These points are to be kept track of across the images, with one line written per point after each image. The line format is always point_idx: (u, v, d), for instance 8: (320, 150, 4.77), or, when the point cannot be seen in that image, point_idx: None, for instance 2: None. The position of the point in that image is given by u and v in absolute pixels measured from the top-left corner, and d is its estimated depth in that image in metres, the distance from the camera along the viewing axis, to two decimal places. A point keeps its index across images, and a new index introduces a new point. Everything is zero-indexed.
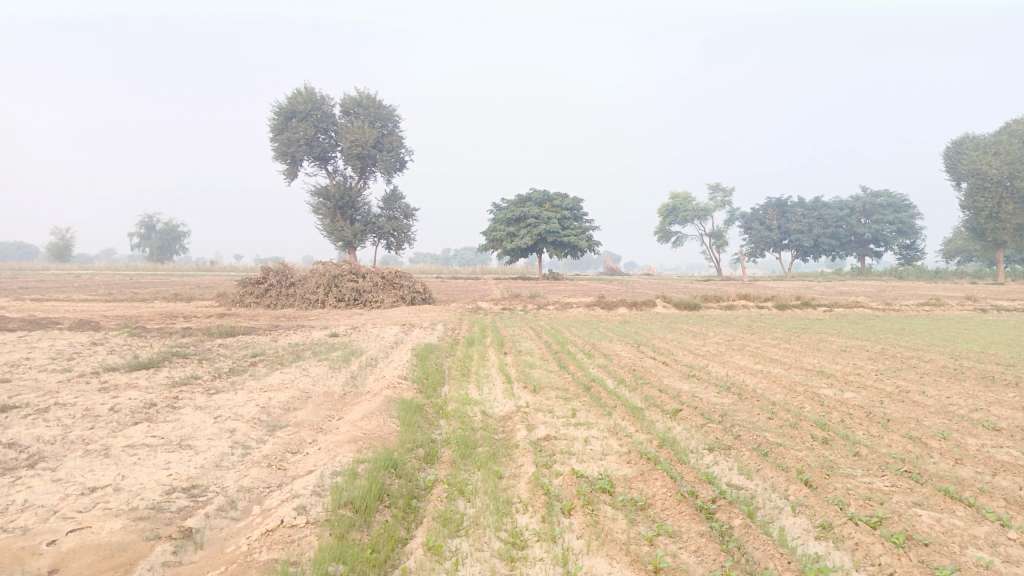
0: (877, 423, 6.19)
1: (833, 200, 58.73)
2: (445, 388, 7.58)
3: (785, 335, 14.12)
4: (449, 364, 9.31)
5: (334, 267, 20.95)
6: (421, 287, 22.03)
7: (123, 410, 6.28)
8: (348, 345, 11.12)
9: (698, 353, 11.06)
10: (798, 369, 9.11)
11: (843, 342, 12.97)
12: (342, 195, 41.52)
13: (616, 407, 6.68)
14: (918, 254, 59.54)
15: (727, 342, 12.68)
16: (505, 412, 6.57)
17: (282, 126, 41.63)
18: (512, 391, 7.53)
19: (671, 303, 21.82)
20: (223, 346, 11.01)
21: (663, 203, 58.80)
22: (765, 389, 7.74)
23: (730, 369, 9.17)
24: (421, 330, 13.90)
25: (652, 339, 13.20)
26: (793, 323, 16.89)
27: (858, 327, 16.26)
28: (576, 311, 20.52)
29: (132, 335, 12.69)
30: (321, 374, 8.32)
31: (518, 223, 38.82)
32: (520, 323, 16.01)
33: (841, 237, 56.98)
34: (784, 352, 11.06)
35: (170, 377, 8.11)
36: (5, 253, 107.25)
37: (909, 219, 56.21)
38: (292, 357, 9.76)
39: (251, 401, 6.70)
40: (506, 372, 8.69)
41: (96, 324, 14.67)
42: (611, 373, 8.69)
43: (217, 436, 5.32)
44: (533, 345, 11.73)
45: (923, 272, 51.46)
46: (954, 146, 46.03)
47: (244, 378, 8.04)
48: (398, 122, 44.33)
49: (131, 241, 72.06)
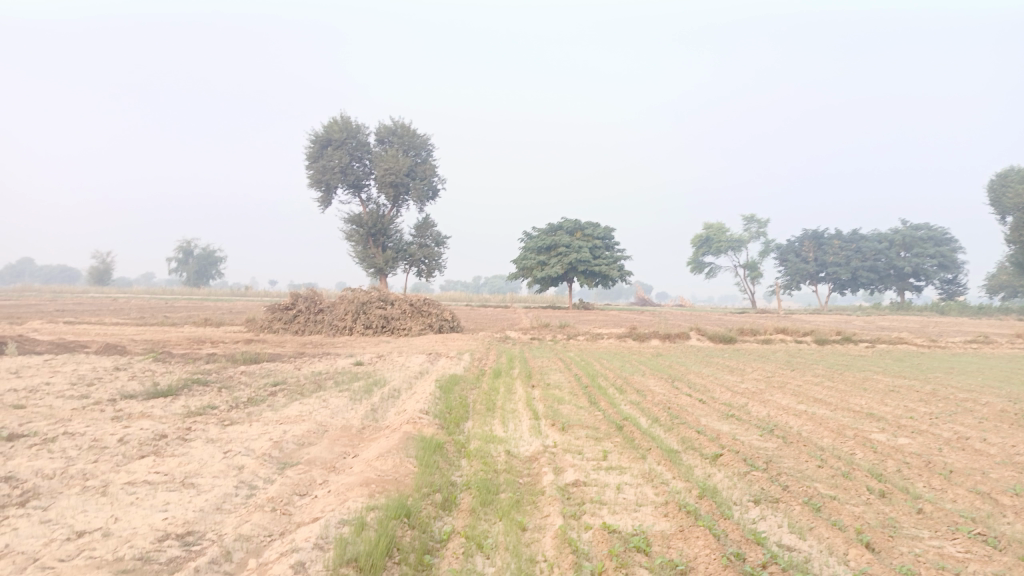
0: (939, 474, 5.65)
1: (871, 232, 57.55)
2: (468, 424, 7.20)
3: (826, 372, 13.48)
4: (474, 398, 8.94)
5: (363, 294, 20.79)
6: (449, 315, 21.72)
7: (131, 441, 6.01)
8: (371, 375, 10.82)
9: (736, 389, 10.54)
10: (845, 411, 8.53)
11: (889, 381, 12.30)
12: (374, 222, 41.69)
13: (650, 450, 6.23)
14: (960, 289, 57.92)
15: (766, 379, 12.11)
16: (532, 452, 6.17)
17: (317, 154, 42.12)
18: (539, 428, 7.12)
19: (705, 335, 21.21)
20: (245, 374, 10.78)
21: (696, 233, 58.05)
22: (811, 432, 7.22)
23: (771, 409, 8.65)
24: (447, 360, 13.55)
25: (686, 373, 12.68)
26: (834, 360, 16.19)
27: (903, 365, 15.55)
28: (607, 342, 20.05)
29: (156, 360, 12.56)
30: (341, 406, 7.99)
31: (549, 251, 38.50)
32: (549, 354, 15.62)
33: (879, 270, 55.63)
34: (827, 391, 10.48)
35: (186, 406, 7.85)
36: (48, 276, 110.01)
37: (950, 253, 54.96)
38: (313, 387, 9.47)
39: (265, 434, 6.38)
40: (534, 408, 8.27)
41: (123, 348, 14.62)
42: (644, 411, 8.22)
43: (224, 473, 4.99)
44: (562, 378, 11.29)
45: (966, 308, 49.94)
46: (998, 179, 44.84)
47: (261, 409, 7.75)
48: (432, 151, 44.55)
49: (169, 266, 73.32)
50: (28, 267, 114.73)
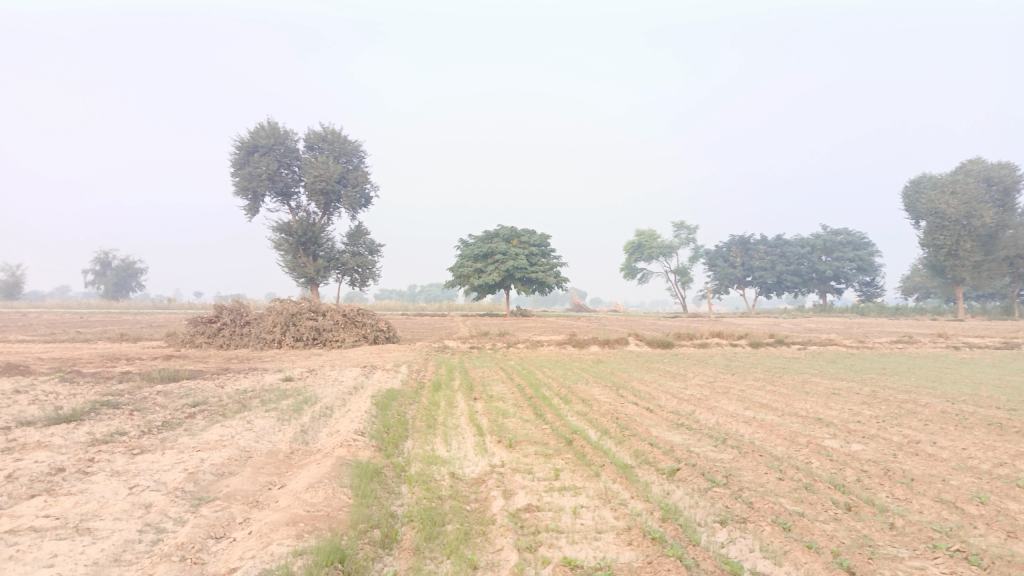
0: (901, 483, 5.46)
1: (794, 237, 59.33)
2: (407, 444, 6.68)
3: (766, 376, 13.45)
4: (413, 414, 8.41)
5: (293, 305, 19.88)
6: (384, 325, 20.99)
7: (21, 477, 5.27)
8: (302, 392, 10.14)
9: (682, 396, 10.30)
10: (794, 417, 8.38)
11: (829, 384, 12.31)
12: (304, 230, 40.45)
13: (604, 466, 5.86)
14: (878, 290, 60.30)
15: (709, 384, 11.95)
16: (478, 474, 5.71)
17: (243, 160, 40.61)
18: (484, 446, 6.67)
19: (644, 341, 21.14)
20: (161, 394, 9.95)
21: (628, 239, 58.55)
22: (764, 440, 7.00)
23: (721, 416, 8.42)
24: (383, 373, 12.94)
25: (629, 380, 12.42)
26: (771, 363, 16.27)
27: (837, 367, 15.74)
28: (547, 349, 19.73)
29: (62, 380, 11.52)
30: (267, 427, 7.34)
31: (485, 259, 38.08)
32: (489, 364, 15.19)
33: (803, 274, 57.34)
34: (772, 396, 10.35)
35: (91, 433, 7.05)
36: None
37: (868, 256, 57.21)
38: (237, 406, 8.75)
39: (180, 464, 5.72)
40: (477, 423, 7.80)
41: (26, 368, 13.47)
42: (593, 423, 7.85)
43: (128, 514, 4.35)
44: (504, 389, 10.84)
45: (884, 309, 51.91)
46: (912, 186, 46.87)
47: (178, 434, 7.04)
48: (364, 157, 43.61)
49: (85, 278, 69.77)
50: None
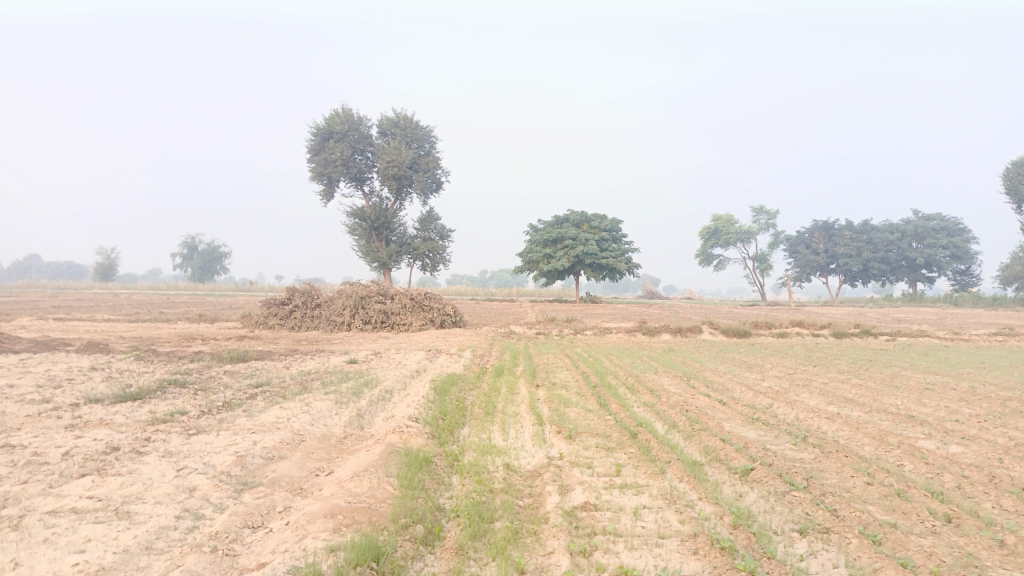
0: (1009, 493, 4.84)
1: (882, 223, 56.43)
2: (463, 432, 6.42)
3: (851, 368, 12.63)
4: (472, 400, 8.16)
5: (362, 288, 20.00)
6: (451, 309, 20.83)
7: (76, 456, 5.26)
8: (363, 375, 10.05)
9: (757, 388, 9.69)
10: (882, 413, 7.71)
11: (921, 378, 11.42)
12: (377, 215, 40.92)
13: (671, 463, 5.44)
14: (973, 280, 56.81)
15: (788, 376, 11.25)
16: (534, 467, 5.40)
17: (319, 146, 41.35)
18: (543, 436, 6.34)
19: (718, 329, 20.36)
20: (228, 374, 10.05)
21: (704, 225, 56.91)
22: (848, 439, 6.43)
23: (801, 411, 7.84)
24: (447, 357, 12.75)
25: (702, 370, 11.84)
26: (856, 355, 15.32)
27: (929, 360, 14.69)
28: (616, 336, 19.23)
29: (138, 359, 11.80)
30: (323, 410, 7.22)
31: (555, 244, 37.65)
32: (555, 350, 14.85)
33: (891, 262, 54.48)
34: (857, 390, 9.63)
35: (152, 412, 7.08)
36: (56, 273, 110.15)
37: (963, 243, 53.95)
38: (297, 388, 8.69)
39: (231, 447, 5.61)
40: (538, 412, 7.48)
41: (107, 346, 13.93)
42: (660, 415, 7.41)
43: (170, 498, 4.22)
44: (568, 376, 10.49)
45: (980, 299, 48.82)
46: (1014, 168, 43.76)
47: (236, 415, 6.99)
48: (436, 143, 43.69)
49: (174, 262, 72.83)
50: (36, 264, 114.63)
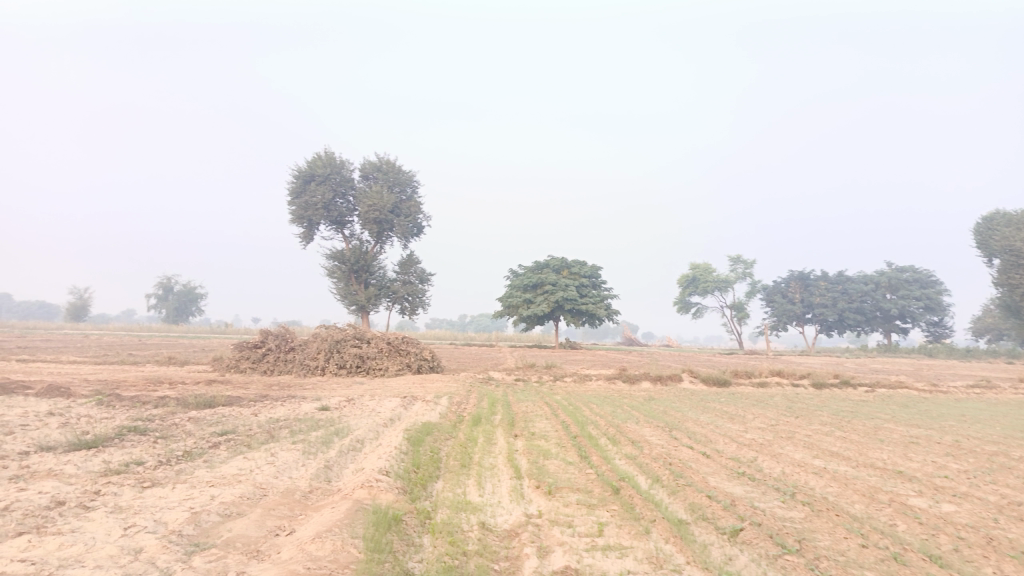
0: (1010, 557, 4.61)
1: (857, 274, 57.15)
2: (437, 487, 6.09)
3: (833, 420, 12.44)
4: (447, 451, 7.82)
5: (338, 331, 19.61)
6: (428, 354, 20.46)
7: (17, 511, 4.86)
8: (335, 423, 9.67)
9: (741, 440, 9.45)
10: (870, 468, 7.49)
11: (905, 431, 11.25)
12: (357, 259, 40.63)
13: (656, 522, 5.15)
14: (946, 331, 57.46)
15: (771, 428, 11.00)
16: (511, 525, 5.08)
17: (300, 189, 41.21)
18: (521, 492, 6.02)
19: (698, 378, 20.16)
20: (193, 421, 9.62)
21: (683, 273, 57.21)
22: (838, 496, 6.18)
23: (787, 465, 7.59)
24: (422, 404, 12.38)
25: (683, 420, 11.59)
26: (837, 406, 15.16)
27: (911, 411, 14.55)
28: (595, 384, 18.96)
29: (99, 404, 11.30)
30: (289, 461, 6.86)
31: (535, 290, 37.52)
32: (534, 398, 14.54)
33: (866, 312, 54.98)
34: (842, 443, 9.41)
35: (107, 462, 6.66)
36: (26, 313, 108.01)
37: (936, 295, 54.73)
38: (264, 437, 8.30)
39: (187, 502, 5.24)
40: (515, 464, 7.16)
41: (68, 390, 13.38)
42: (643, 468, 7.13)
43: (113, 562, 3.86)
44: (547, 426, 10.18)
45: (954, 350, 49.27)
46: (984, 222, 44.68)
47: (196, 467, 6.60)
48: (417, 188, 43.76)
49: (148, 303, 71.68)
50: (6, 303, 112.37)
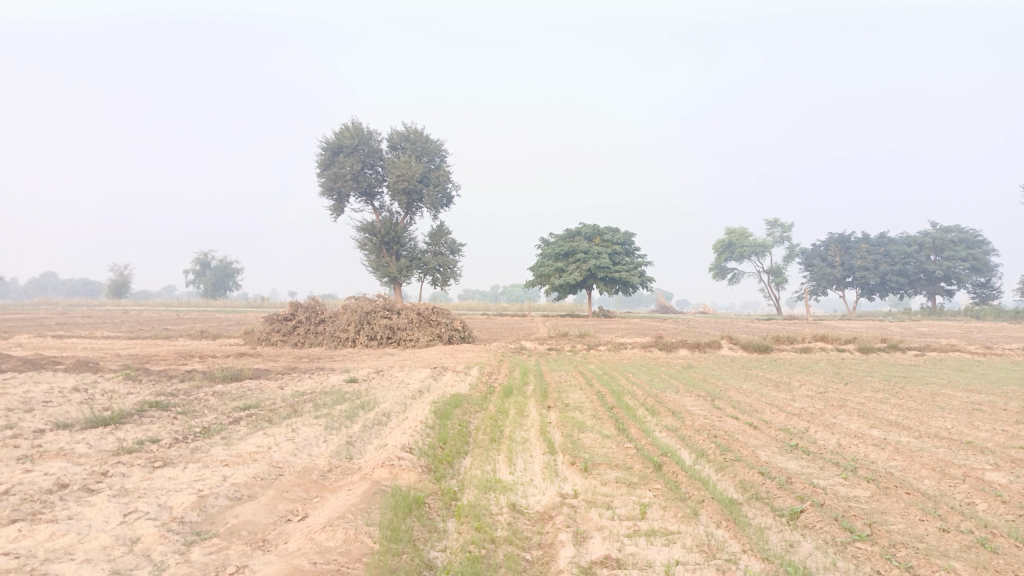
0: None
1: (899, 236, 55.32)
2: (464, 464, 5.67)
3: (885, 386, 11.76)
4: (476, 424, 7.40)
5: (367, 303, 19.32)
6: (460, 324, 20.10)
7: (15, 495, 4.54)
8: (361, 395, 9.32)
9: (789, 410, 8.86)
10: (936, 440, 6.88)
11: (965, 397, 10.54)
12: (387, 230, 40.37)
13: (704, 503, 4.66)
14: (994, 293, 55.50)
15: (820, 396, 10.36)
16: (545, 507, 4.64)
17: (329, 161, 40.93)
18: (555, 469, 5.58)
19: (738, 345, 19.50)
20: (216, 395, 9.34)
21: (718, 238, 55.99)
22: (904, 472, 5.60)
23: (843, 436, 7.02)
24: (453, 375, 12.00)
25: (725, 389, 11.03)
26: (887, 371, 14.44)
27: (967, 376, 13.77)
28: (631, 352, 18.43)
29: (125, 379, 11.12)
30: (309, 437, 6.49)
31: (567, 258, 36.91)
32: (568, 367, 14.10)
33: (909, 274, 53.22)
34: (899, 412, 8.78)
35: (120, 440, 6.35)
36: (72, 290, 110.88)
37: (983, 255, 52.78)
38: (286, 411, 7.96)
39: (197, 483, 4.88)
40: (549, 438, 6.71)
41: (97, 365, 13.28)
42: (686, 441, 6.64)
43: (106, 554, 3.48)
44: (582, 396, 9.72)
45: (1002, 312, 47.48)
46: None
47: (212, 444, 6.27)
48: (446, 157, 43.17)
49: (186, 278, 72.70)
50: (53, 281, 115.44)
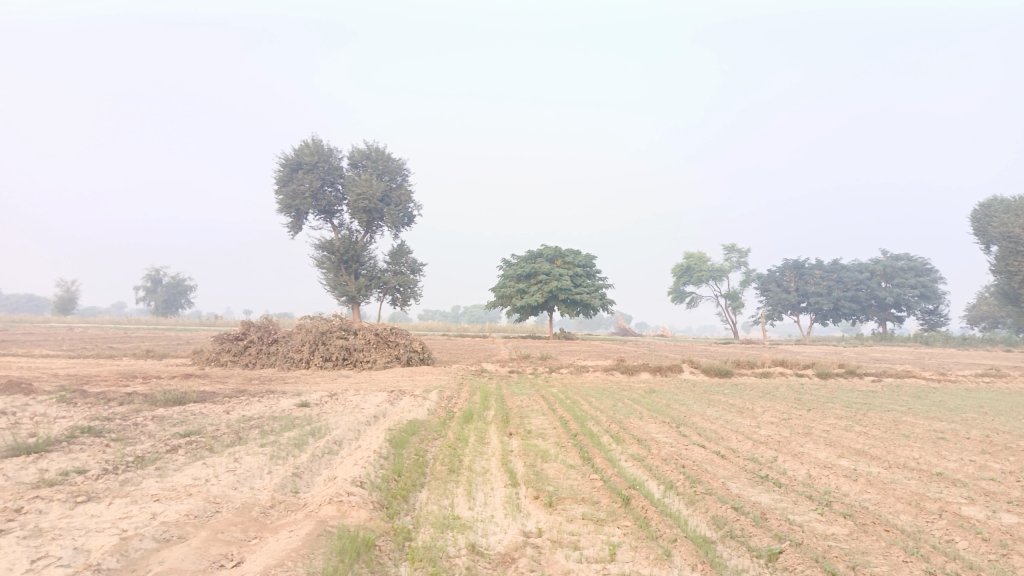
0: None
1: (851, 263, 56.50)
2: (420, 499, 5.29)
3: (848, 413, 11.69)
4: (434, 454, 7.01)
5: (323, 323, 18.74)
6: (419, 345, 19.63)
7: None
8: (312, 421, 8.84)
9: (756, 438, 8.65)
10: (907, 471, 6.71)
11: (928, 425, 10.50)
12: (347, 249, 39.70)
13: (678, 542, 4.35)
14: (941, 319, 56.94)
15: (785, 423, 10.21)
16: (506, 548, 4.29)
17: (287, 178, 40.18)
18: (516, 503, 5.22)
19: (699, 369, 19.41)
20: (156, 420, 8.75)
21: (677, 262, 56.50)
22: (879, 506, 5.39)
23: (813, 467, 6.81)
24: (410, 399, 11.56)
25: (690, 415, 10.81)
26: (848, 397, 14.42)
27: (926, 403, 13.80)
28: (592, 376, 18.20)
29: (58, 402, 10.42)
30: (252, 469, 6.01)
31: (528, 279, 36.70)
32: (529, 391, 13.76)
33: (861, 301, 54.28)
34: (866, 440, 8.63)
35: (42, 471, 5.80)
36: (15, 306, 106.78)
37: (931, 283, 54.20)
38: (230, 439, 7.45)
39: (122, 522, 4.40)
40: (511, 468, 6.36)
41: (30, 386, 12.49)
42: (654, 472, 6.35)
43: None
44: (545, 422, 9.39)
45: (950, 338, 48.63)
46: (982, 209, 43.99)
47: (146, 476, 5.76)
48: (408, 176, 42.79)
49: (136, 295, 70.50)
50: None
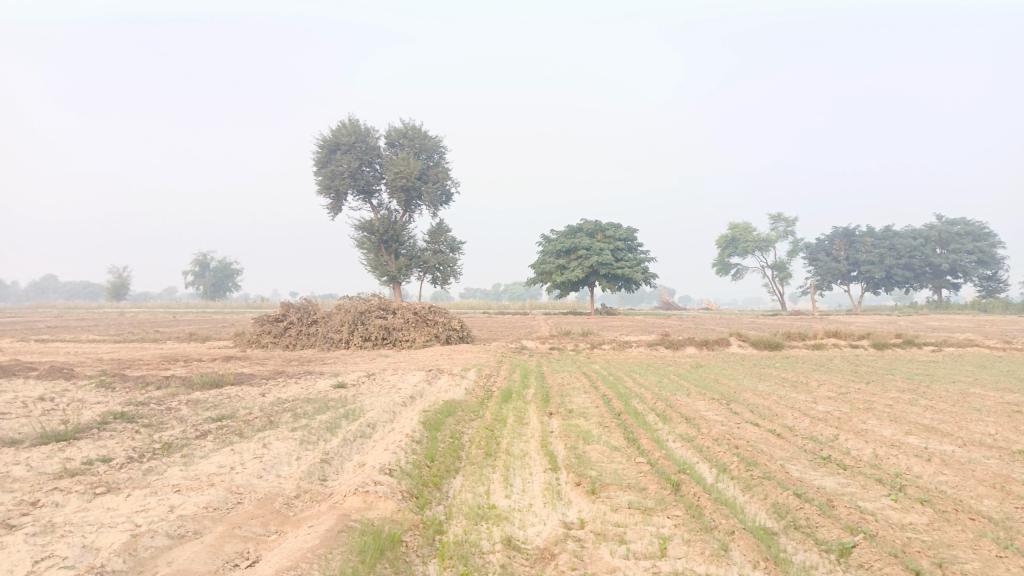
0: None
1: (904, 229, 54.41)
2: (454, 486, 4.95)
3: (911, 385, 11.01)
4: (470, 436, 6.67)
5: (361, 302, 18.58)
6: (458, 324, 19.37)
7: None
8: (346, 403, 8.59)
9: (812, 414, 8.11)
10: (983, 448, 6.14)
11: (1001, 397, 9.79)
12: (386, 228, 39.62)
13: (736, 535, 3.91)
14: (1001, 285, 54.64)
15: (843, 397, 9.61)
16: (546, 542, 3.92)
17: (325, 159, 40.17)
18: (557, 491, 4.84)
19: (747, 341, 18.75)
20: (190, 404, 8.60)
21: (721, 233, 55.23)
22: (958, 490, 4.87)
23: (879, 445, 6.27)
24: (448, 379, 11.25)
25: (741, 390, 10.29)
26: (909, 369, 13.67)
27: (994, 373, 12.99)
28: (636, 351, 17.72)
29: (97, 387, 10.38)
30: (279, 454, 5.74)
31: (568, 255, 36.15)
32: (570, 367, 13.39)
33: (915, 268, 52.33)
34: (934, 415, 8.02)
35: (67, 460, 5.62)
36: (72, 292, 110.29)
37: (990, 247, 51.89)
38: (261, 423, 7.21)
39: (137, 517, 4.14)
40: (551, 452, 5.98)
41: (72, 371, 12.54)
42: (704, 454, 5.90)
43: None
44: (587, 400, 9.00)
45: (1010, 305, 46.58)
46: None
47: (170, 464, 5.52)
48: (445, 154, 42.40)
49: (185, 280, 71.92)
50: (53, 284, 114.89)
